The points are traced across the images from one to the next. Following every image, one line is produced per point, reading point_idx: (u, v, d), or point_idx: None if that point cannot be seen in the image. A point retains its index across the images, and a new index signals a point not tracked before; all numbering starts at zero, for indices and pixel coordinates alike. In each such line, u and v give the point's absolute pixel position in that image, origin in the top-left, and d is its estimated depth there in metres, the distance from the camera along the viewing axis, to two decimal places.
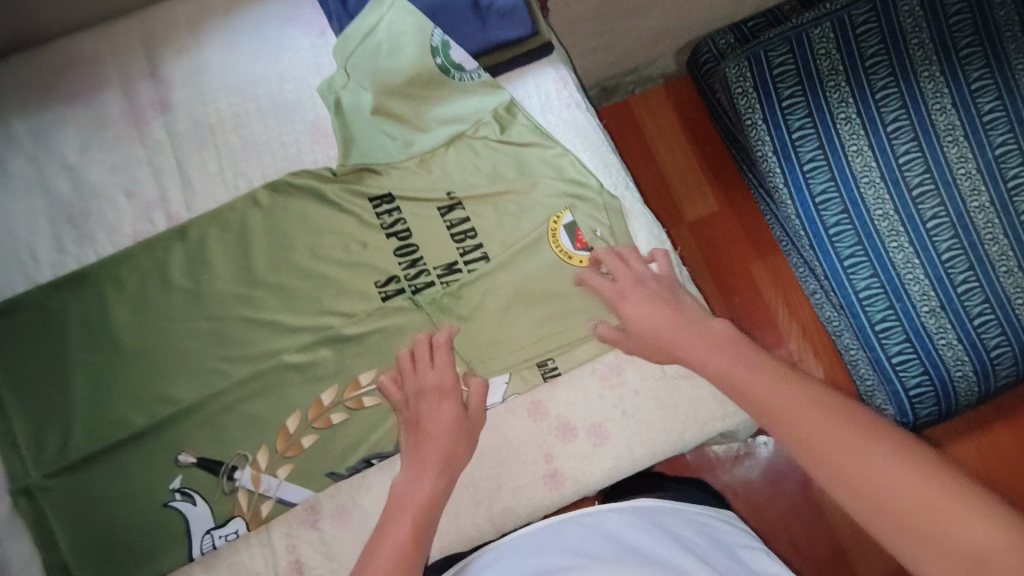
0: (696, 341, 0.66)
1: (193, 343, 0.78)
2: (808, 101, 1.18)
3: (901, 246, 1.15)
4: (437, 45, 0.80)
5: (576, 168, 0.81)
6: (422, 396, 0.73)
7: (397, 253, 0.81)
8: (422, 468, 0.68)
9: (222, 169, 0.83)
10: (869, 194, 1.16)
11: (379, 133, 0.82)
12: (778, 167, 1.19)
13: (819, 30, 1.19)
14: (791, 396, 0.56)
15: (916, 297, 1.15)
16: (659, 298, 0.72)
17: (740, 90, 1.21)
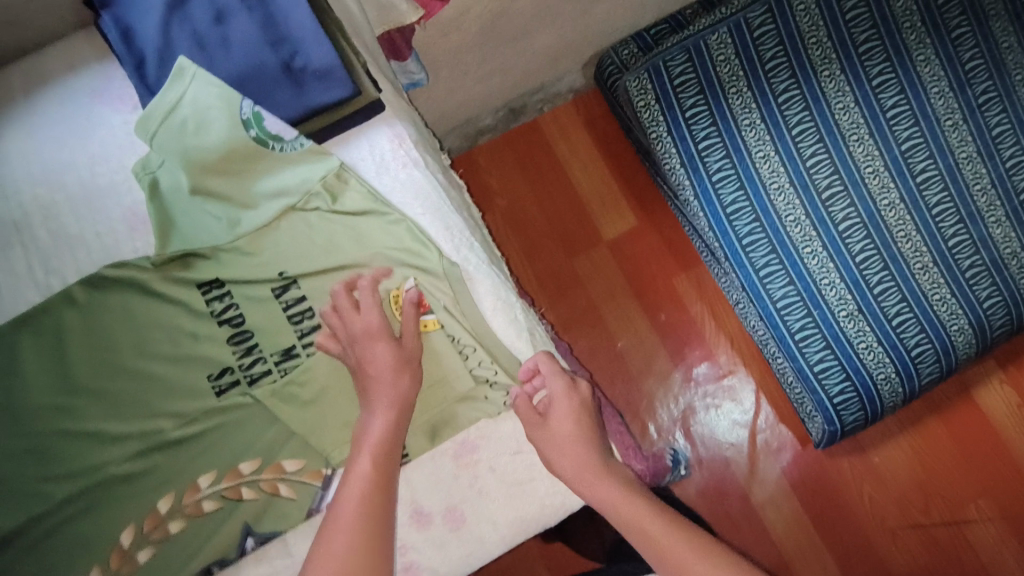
0: (609, 486, 0.68)
1: (8, 462, 0.71)
2: (711, 110, 1.12)
3: (815, 252, 1.11)
4: (248, 117, 0.74)
5: (413, 235, 0.76)
6: (366, 333, 0.72)
7: (231, 342, 0.75)
8: (375, 410, 0.70)
9: (33, 267, 0.76)
10: (781, 201, 1.11)
11: (200, 213, 0.76)
12: (687, 181, 1.13)
13: (716, 35, 1.12)
14: (676, 545, 0.64)
15: (834, 302, 1.11)
16: (585, 412, 0.72)
17: (642, 104, 1.14)
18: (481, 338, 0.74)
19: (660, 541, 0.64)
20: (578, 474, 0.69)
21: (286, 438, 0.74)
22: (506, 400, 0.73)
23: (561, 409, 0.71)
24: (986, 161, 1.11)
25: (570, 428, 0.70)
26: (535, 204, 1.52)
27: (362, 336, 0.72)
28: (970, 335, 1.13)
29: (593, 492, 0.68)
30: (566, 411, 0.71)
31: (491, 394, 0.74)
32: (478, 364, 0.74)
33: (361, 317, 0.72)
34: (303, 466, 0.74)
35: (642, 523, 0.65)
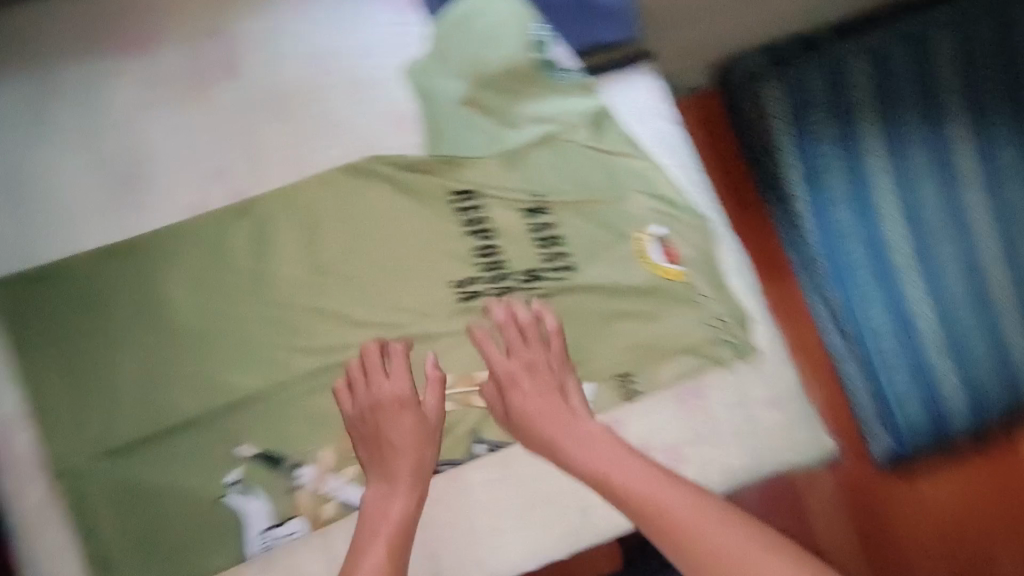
0: (575, 442, 0.72)
1: (254, 330, 0.74)
2: (838, 127, 0.95)
3: (919, 292, 0.94)
4: (539, 38, 0.78)
5: (667, 183, 0.79)
6: (514, 379, 0.75)
7: (476, 255, 0.77)
8: (395, 485, 0.72)
9: (293, 146, 0.77)
10: (894, 233, 0.94)
11: (467, 125, 0.78)
12: (799, 204, 0.96)
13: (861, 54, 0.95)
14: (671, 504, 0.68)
15: (930, 344, 0.94)
16: (552, 394, 0.75)
17: (755, 106, 0.97)
18: (717, 292, 0.77)
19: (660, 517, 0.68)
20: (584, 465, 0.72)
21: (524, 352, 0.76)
22: (736, 354, 0.76)
23: (536, 398, 0.74)
24: None
25: (545, 418, 0.74)
26: None
27: (517, 379, 0.75)
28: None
29: (591, 460, 0.72)
30: (532, 399, 0.74)
31: (721, 348, 0.76)
32: (715, 317, 0.77)
33: (511, 362, 0.76)
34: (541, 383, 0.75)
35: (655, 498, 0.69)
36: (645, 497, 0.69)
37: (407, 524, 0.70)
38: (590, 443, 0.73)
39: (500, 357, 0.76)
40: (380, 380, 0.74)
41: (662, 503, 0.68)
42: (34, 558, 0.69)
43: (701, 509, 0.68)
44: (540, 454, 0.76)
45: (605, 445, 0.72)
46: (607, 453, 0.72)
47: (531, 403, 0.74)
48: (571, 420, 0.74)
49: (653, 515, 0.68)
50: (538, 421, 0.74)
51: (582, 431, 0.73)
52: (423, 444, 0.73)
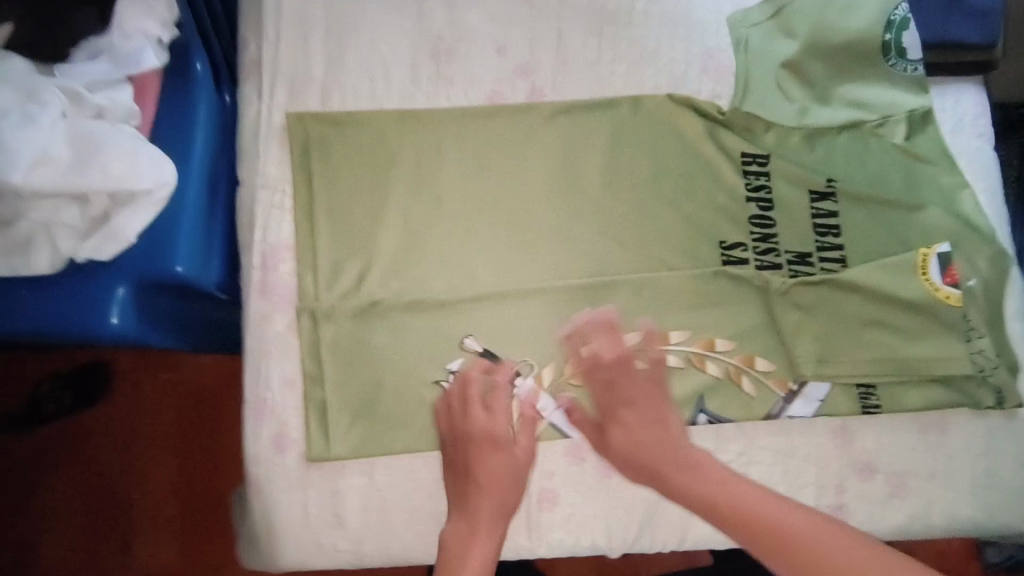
0: (688, 480, 0.62)
1: (513, 232, 0.73)
2: None
3: None
4: (896, 19, 0.72)
5: (972, 205, 0.73)
6: (614, 412, 0.67)
7: (752, 221, 0.74)
8: (475, 524, 0.62)
9: (601, 63, 0.76)
10: None
11: (780, 88, 0.74)
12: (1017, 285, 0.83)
13: None
14: (830, 539, 0.54)
15: None
16: (657, 424, 0.66)
17: None
18: (993, 331, 0.70)
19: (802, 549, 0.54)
20: (699, 497, 0.61)
21: (764, 333, 0.73)
22: (998, 402, 0.69)
23: (643, 428, 0.65)
24: None
25: (651, 447, 0.65)
26: None
27: (617, 412, 0.67)
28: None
29: (709, 499, 0.60)
30: (636, 429, 0.66)
31: (983, 389, 0.70)
32: (979, 354, 0.70)
33: (612, 392, 0.67)
34: (773, 371, 0.72)
35: (779, 524, 0.56)
36: (801, 540, 0.55)
37: (488, 565, 0.59)
38: (707, 474, 0.62)
39: (601, 385, 0.67)
40: (494, 398, 0.68)
41: (790, 534, 0.55)
42: (256, 383, 0.70)
43: (837, 537, 0.54)
44: (758, 441, 0.71)
45: (716, 475, 0.62)
46: (716, 483, 0.61)
47: (636, 435, 0.65)
48: (684, 452, 0.64)
49: (777, 544, 0.55)
50: (640, 453, 0.65)
51: (686, 458, 0.63)
52: (513, 474, 0.66)
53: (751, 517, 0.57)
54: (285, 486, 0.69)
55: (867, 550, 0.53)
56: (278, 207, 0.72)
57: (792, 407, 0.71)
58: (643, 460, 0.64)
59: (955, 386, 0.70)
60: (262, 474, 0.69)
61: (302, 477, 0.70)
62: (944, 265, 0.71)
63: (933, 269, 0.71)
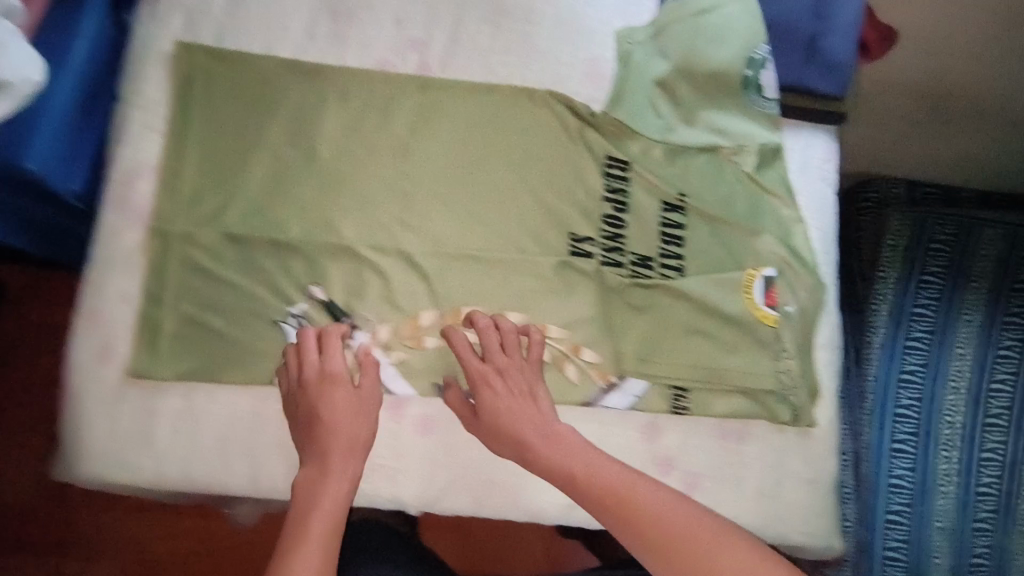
0: (541, 447, 0.67)
1: (379, 192, 0.76)
2: (948, 284, 1.02)
3: (948, 459, 0.94)
4: (757, 57, 0.77)
5: (802, 239, 0.80)
6: (486, 379, 0.70)
7: (604, 219, 0.78)
8: (326, 468, 0.65)
9: (491, 51, 0.80)
10: (950, 398, 0.96)
11: (650, 103, 0.80)
12: (881, 331, 1.03)
13: (994, 232, 1.03)
14: (648, 495, 0.62)
15: (942, 521, 0.93)
16: (522, 398, 0.70)
17: (890, 243, 1.07)
18: (801, 355, 0.78)
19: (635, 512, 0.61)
20: (568, 473, 0.65)
21: (597, 327, 0.76)
22: (792, 417, 0.77)
23: (507, 399, 0.69)
24: None
25: (517, 419, 0.69)
26: None
27: (488, 379, 0.70)
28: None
29: (566, 467, 0.66)
30: (506, 399, 0.70)
31: (780, 406, 0.77)
32: (784, 373, 0.77)
33: (484, 365, 0.71)
34: (598, 362, 0.75)
35: (635, 498, 0.62)
36: (637, 503, 0.61)
37: (338, 516, 0.62)
38: (567, 446, 0.67)
39: (477, 361, 0.71)
40: (313, 351, 0.70)
41: (626, 497, 0.62)
42: (95, 293, 0.71)
43: (659, 497, 0.62)
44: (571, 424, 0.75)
45: (585, 452, 0.66)
46: (583, 460, 0.66)
47: (503, 402, 0.69)
48: (548, 425, 0.69)
49: (633, 516, 0.61)
50: (506, 420, 0.69)
51: (551, 431, 0.68)
52: (367, 423, 0.68)
53: (611, 494, 0.63)
54: (102, 399, 0.70)
55: (680, 507, 0.61)
56: (148, 127, 0.73)
57: (608, 398, 0.75)
58: (504, 428, 0.68)
59: (757, 399, 0.77)
60: (82, 383, 0.70)
61: (120, 393, 0.70)
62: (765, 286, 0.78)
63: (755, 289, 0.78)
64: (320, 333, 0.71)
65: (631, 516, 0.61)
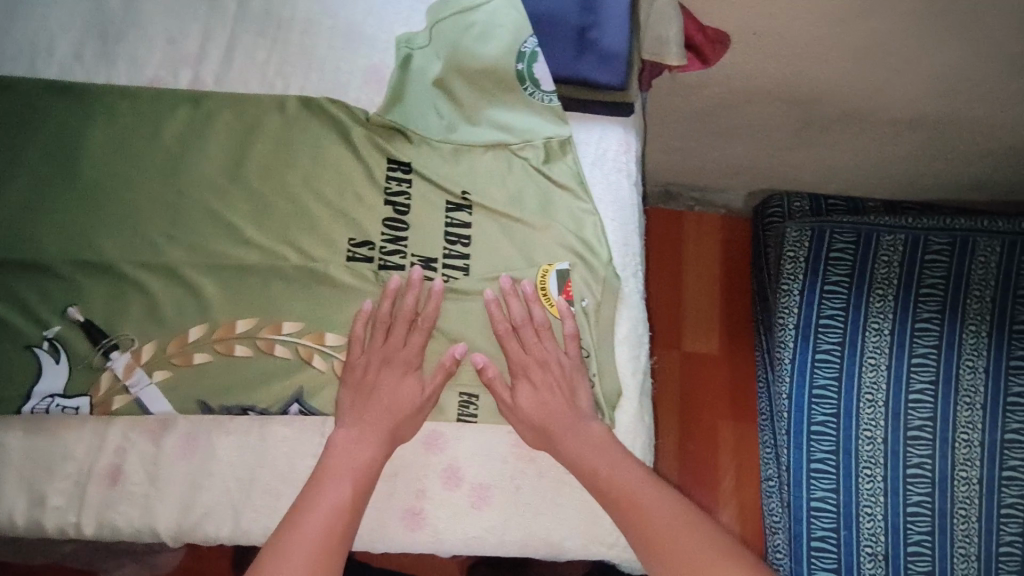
0: (575, 445, 0.68)
1: (146, 206, 0.74)
2: (850, 297, 1.11)
3: (872, 479, 1.07)
4: (525, 52, 0.77)
5: (596, 232, 0.76)
6: (526, 370, 0.71)
7: (385, 223, 0.76)
8: (363, 434, 0.68)
9: (268, 64, 0.79)
10: (866, 413, 1.08)
11: (430, 105, 0.79)
12: (790, 346, 1.13)
13: (892, 236, 1.11)
14: (653, 500, 0.64)
15: (864, 533, 1.07)
16: (560, 395, 0.70)
17: (790, 254, 1.14)
18: (598, 352, 0.73)
19: (643, 516, 0.62)
20: (586, 471, 0.67)
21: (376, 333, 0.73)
22: None
23: (546, 390, 0.70)
24: None
25: (544, 411, 0.69)
26: (685, 288, 1.53)
27: (528, 370, 0.71)
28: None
29: (591, 467, 0.67)
30: (540, 390, 0.70)
31: None
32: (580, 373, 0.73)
33: (527, 355, 0.72)
34: None
35: (642, 509, 0.63)
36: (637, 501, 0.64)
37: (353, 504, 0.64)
38: (594, 442, 0.68)
39: (519, 349, 0.72)
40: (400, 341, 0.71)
41: (641, 508, 0.63)
42: None
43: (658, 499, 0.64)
44: None
45: (611, 452, 0.68)
46: (600, 455, 0.67)
47: (537, 395, 0.70)
48: (581, 421, 0.69)
49: (642, 529, 0.62)
50: (540, 413, 0.70)
51: (581, 427, 0.69)
52: (410, 392, 0.70)
53: (620, 495, 0.65)
54: None
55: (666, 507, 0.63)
56: None
57: None
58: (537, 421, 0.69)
59: None
60: None
61: None
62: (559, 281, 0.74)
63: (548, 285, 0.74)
64: (414, 283, 0.72)
65: (622, 502, 0.64)
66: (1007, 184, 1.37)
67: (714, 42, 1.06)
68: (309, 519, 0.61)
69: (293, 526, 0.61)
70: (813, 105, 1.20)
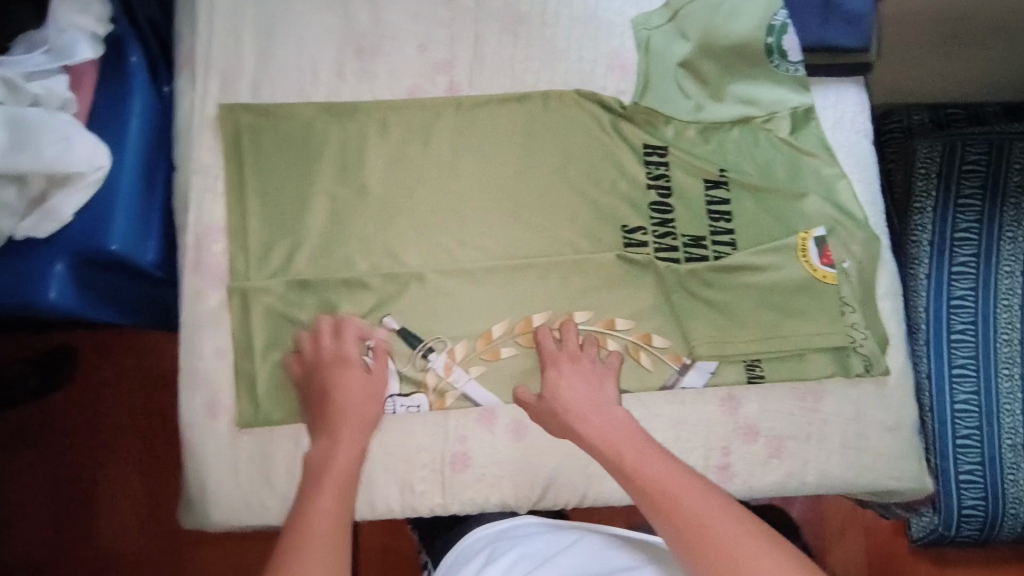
0: (596, 422, 0.69)
1: (433, 215, 0.79)
2: (983, 208, 1.10)
3: (1010, 376, 1.07)
4: (776, 24, 0.79)
5: (848, 194, 0.81)
6: (554, 360, 0.75)
7: (651, 207, 0.80)
8: (336, 437, 0.69)
9: (515, 62, 0.82)
10: (1004, 317, 1.07)
11: (677, 86, 0.81)
12: (926, 261, 1.11)
13: (1023, 145, 1.11)
14: (684, 492, 0.60)
15: (1005, 426, 1.07)
16: (595, 378, 0.74)
17: (923, 171, 1.13)
18: (864, 306, 0.79)
19: (676, 505, 0.59)
20: (608, 450, 0.67)
21: (662, 312, 0.79)
22: (866, 369, 0.78)
23: (572, 379, 0.73)
24: None
25: (576, 394, 0.72)
26: None
27: (558, 362, 0.75)
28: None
29: (612, 445, 0.67)
30: (570, 378, 0.74)
31: (853, 359, 0.78)
32: (853, 327, 0.79)
33: (559, 351, 0.75)
34: (669, 346, 0.79)
35: (682, 504, 0.59)
36: (663, 489, 0.61)
37: (337, 516, 0.61)
38: (621, 429, 0.68)
39: (550, 340, 0.76)
40: (352, 346, 0.75)
41: (677, 500, 0.59)
42: (190, 353, 0.75)
43: (699, 491, 0.60)
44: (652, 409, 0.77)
45: (625, 435, 0.68)
46: (623, 439, 0.67)
47: (565, 381, 0.73)
48: (603, 402, 0.71)
49: (671, 514, 0.58)
50: (568, 397, 0.72)
51: (603, 408, 0.71)
52: (375, 404, 0.73)
53: (646, 475, 0.62)
54: (215, 451, 0.74)
55: (707, 500, 0.59)
56: (210, 190, 0.77)
57: (683, 378, 0.78)
58: (567, 402, 0.72)
59: (829, 355, 0.79)
60: (195, 439, 0.74)
61: (231, 442, 0.75)
62: (822, 245, 0.79)
63: (812, 250, 0.79)
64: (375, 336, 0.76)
65: (651, 491, 0.61)
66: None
67: None
68: (313, 521, 0.59)
69: (305, 523, 0.59)
70: None
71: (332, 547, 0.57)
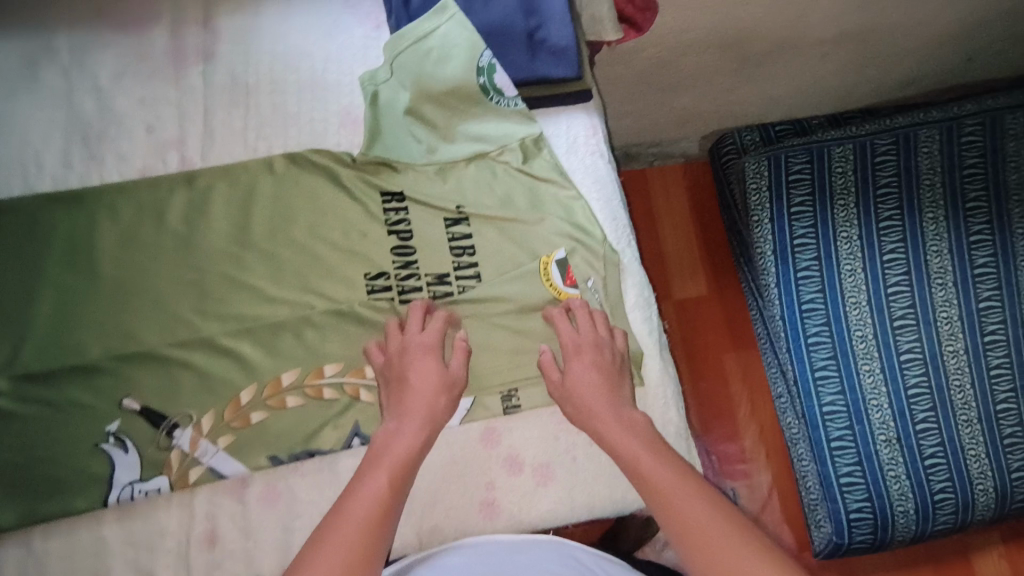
0: (612, 418, 0.70)
1: (170, 290, 0.78)
2: (816, 213, 1.18)
3: (872, 371, 1.14)
4: (484, 65, 0.82)
5: (585, 214, 0.83)
6: (409, 350, 0.75)
7: (394, 252, 0.81)
8: (403, 423, 0.70)
9: (247, 130, 0.84)
10: (854, 314, 1.15)
11: (407, 132, 0.84)
12: (773, 268, 1.18)
13: (840, 149, 1.19)
14: (679, 489, 0.62)
15: (876, 423, 1.13)
16: (604, 374, 0.74)
17: (754, 187, 1.21)
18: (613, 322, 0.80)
19: (665, 493, 0.62)
20: (621, 454, 0.68)
21: None
22: None
23: (579, 363, 0.75)
24: (1011, 346, 1.12)
25: (586, 387, 0.73)
26: (670, 241, 1.62)
27: (405, 355, 0.75)
28: (991, 499, 1.11)
29: (619, 445, 0.68)
30: (587, 368, 0.74)
31: None
32: None
33: (423, 337, 0.76)
34: None
35: (674, 500, 0.61)
36: (664, 488, 0.63)
37: (381, 497, 0.62)
38: (627, 426, 0.70)
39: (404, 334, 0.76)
40: (457, 361, 0.75)
41: (659, 490, 0.63)
42: None
43: (676, 475, 0.64)
44: None
45: (637, 432, 0.69)
46: (625, 440, 0.69)
47: (577, 376, 0.74)
48: (618, 401, 0.73)
49: (664, 502, 0.62)
50: (579, 394, 0.73)
51: (623, 409, 0.72)
52: (432, 379, 0.73)
53: (659, 486, 0.63)
54: None
55: (698, 497, 0.61)
56: None
57: None
58: (416, 381, 0.73)
59: None
60: None
61: None
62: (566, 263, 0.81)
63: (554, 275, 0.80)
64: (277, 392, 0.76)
65: (652, 482, 0.64)
66: (937, 71, 1.46)
67: (644, 11, 1.14)
68: (354, 504, 0.61)
69: (340, 514, 0.60)
70: (745, 46, 1.29)
71: (353, 541, 0.57)
